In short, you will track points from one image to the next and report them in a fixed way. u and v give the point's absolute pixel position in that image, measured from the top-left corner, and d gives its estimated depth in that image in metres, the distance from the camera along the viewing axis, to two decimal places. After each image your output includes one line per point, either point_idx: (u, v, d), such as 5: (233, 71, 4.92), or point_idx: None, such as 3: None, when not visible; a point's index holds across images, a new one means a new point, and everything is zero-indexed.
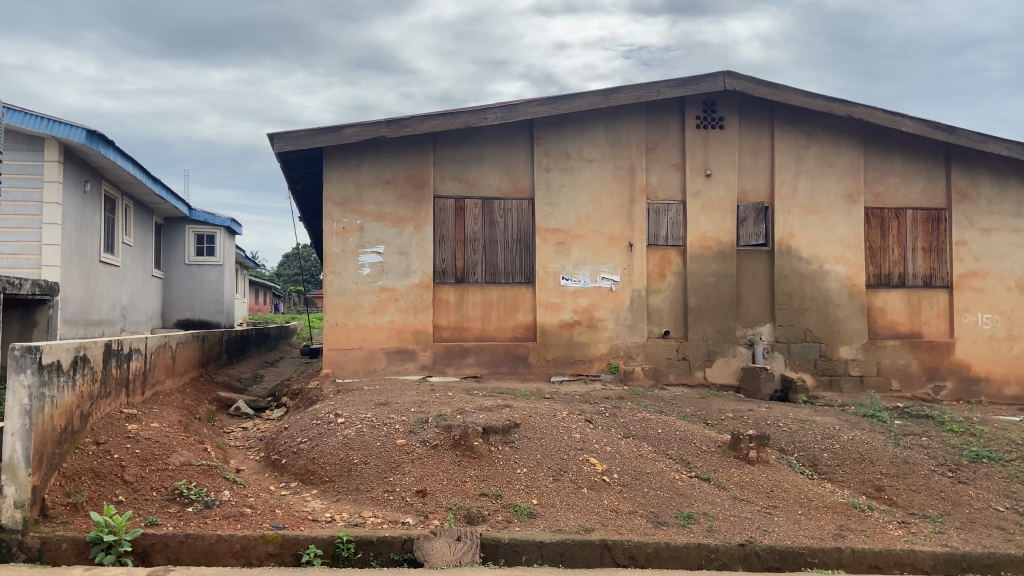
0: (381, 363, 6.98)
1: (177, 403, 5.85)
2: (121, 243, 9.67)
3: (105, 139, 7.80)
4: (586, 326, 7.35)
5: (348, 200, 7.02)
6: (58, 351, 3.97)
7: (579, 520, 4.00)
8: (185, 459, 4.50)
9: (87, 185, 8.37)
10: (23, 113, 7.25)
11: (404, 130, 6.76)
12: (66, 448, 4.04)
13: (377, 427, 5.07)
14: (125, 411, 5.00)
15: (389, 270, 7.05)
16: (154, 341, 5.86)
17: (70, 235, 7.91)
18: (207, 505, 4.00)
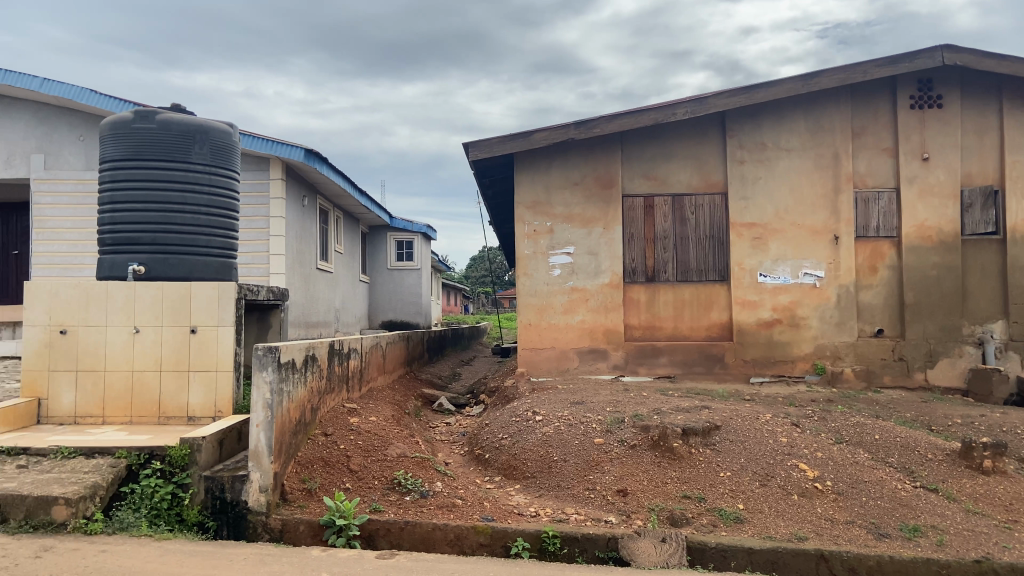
0: (573, 362, 7.08)
1: (389, 398, 6.29)
2: (333, 251, 10.55)
3: (321, 155, 8.54)
4: (787, 325, 7.01)
5: (538, 202, 7.20)
6: (293, 351, 4.41)
7: (791, 528, 3.84)
8: (401, 451, 4.83)
9: (305, 198, 9.22)
10: (252, 137, 8.16)
11: (593, 131, 6.81)
12: (300, 438, 4.49)
13: (574, 426, 5.15)
14: (346, 405, 5.45)
15: (579, 271, 7.13)
16: (367, 341, 6.34)
17: (293, 244, 8.74)
18: (423, 495, 4.28)
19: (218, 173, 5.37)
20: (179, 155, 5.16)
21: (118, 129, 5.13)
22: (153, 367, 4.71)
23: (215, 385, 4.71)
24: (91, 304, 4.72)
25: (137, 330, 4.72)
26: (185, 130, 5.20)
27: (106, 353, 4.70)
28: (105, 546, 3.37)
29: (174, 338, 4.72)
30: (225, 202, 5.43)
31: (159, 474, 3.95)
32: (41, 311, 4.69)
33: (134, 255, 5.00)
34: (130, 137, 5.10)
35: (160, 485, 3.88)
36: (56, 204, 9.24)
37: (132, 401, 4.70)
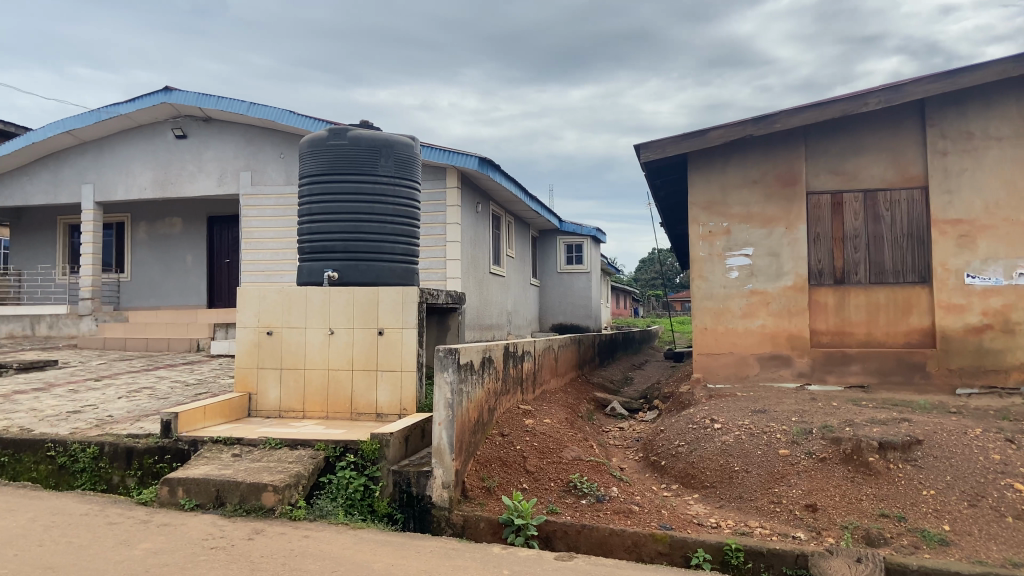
0: (753, 369, 6.79)
1: (562, 401, 6.36)
2: (506, 255, 10.82)
3: (494, 163, 8.78)
4: (1000, 332, 6.33)
5: (714, 203, 6.98)
6: (471, 352, 4.56)
7: (1006, 555, 3.45)
8: (576, 454, 4.86)
9: (479, 205, 9.54)
10: (431, 149, 8.55)
11: (772, 126, 6.51)
12: (479, 438, 4.64)
13: (756, 436, 4.93)
14: (522, 407, 5.57)
15: (759, 273, 6.83)
16: (540, 344, 6.44)
17: (468, 249, 9.06)
18: (599, 499, 4.27)
19: (402, 184, 5.68)
20: (367, 168, 5.51)
21: (315, 146, 5.56)
22: (345, 366, 5.05)
23: (401, 384, 4.97)
24: (292, 307, 5.14)
25: (331, 332, 5.08)
26: (373, 144, 5.54)
27: (305, 352, 5.10)
28: (307, 532, 3.65)
29: (364, 339, 5.04)
30: (409, 211, 5.73)
31: (353, 466, 4.21)
32: (251, 314, 5.17)
33: (328, 262, 5.39)
34: (325, 153, 5.51)
35: (353, 476, 4.14)
36: (261, 216, 10.17)
37: (328, 398, 5.06)
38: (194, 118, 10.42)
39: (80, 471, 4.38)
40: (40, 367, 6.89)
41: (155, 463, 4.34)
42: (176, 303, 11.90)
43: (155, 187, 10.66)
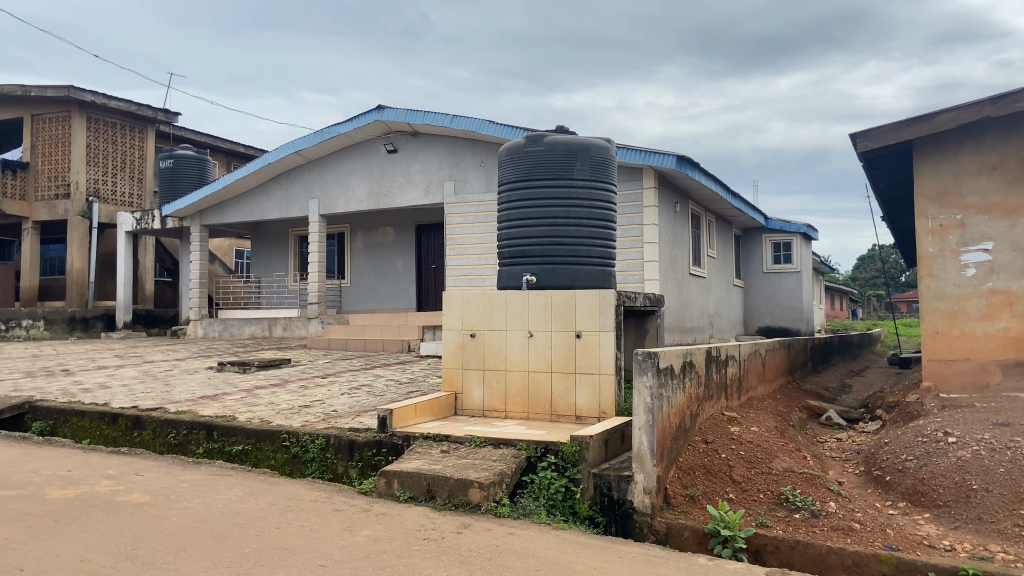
0: (995, 377, 6.01)
1: (771, 408, 6.03)
2: (706, 255, 10.49)
3: (692, 160, 8.52)
4: None
5: (945, 193, 6.30)
6: (671, 356, 4.43)
7: None
8: (787, 466, 4.57)
9: (677, 204, 9.33)
10: (627, 150, 8.49)
11: (1015, 105, 5.74)
12: (681, 444, 4.51)
13: (999, 451, 4.36)
14: (726, 413, 5.35)
15: (1001, 270, 6.05)
16: (746, 349, 6.14)
17: (666, 250, 8.88)
18: (814, 514, 3.98)
19: (599, 187, 5.68)
20: (563, 173, 5.57)
21: (513, 153, 5.71)
22: (545, 368, 5.12)
23: (600, 387, 4.95)
24: (493, 310, 5.31)
25: (531, 334, 5.17)
26: (569, 148, 5.59)
27: (507, 354, 5.24)
28: (512, 529, 3.74)
29: (562, 341, 5.08)
30: (605, 214, 5.70)
31: (554, 467, 4.25)
32: (456, 317, 5.41)
33: (527, 266, 5.50)
34: (523, 159, 5.64)
35: (554, 477, 4.18)
36: (463, 223, 10.63)
37: (528, 398, 5.17)
38: (404, 133, 11.13)
39: (310, 461, 4.80)
40: (277, 365, 7.67)
41: (374, 456, 4.66)
42: (390, 306, 12.77)
43: (370, 199, 11.51)
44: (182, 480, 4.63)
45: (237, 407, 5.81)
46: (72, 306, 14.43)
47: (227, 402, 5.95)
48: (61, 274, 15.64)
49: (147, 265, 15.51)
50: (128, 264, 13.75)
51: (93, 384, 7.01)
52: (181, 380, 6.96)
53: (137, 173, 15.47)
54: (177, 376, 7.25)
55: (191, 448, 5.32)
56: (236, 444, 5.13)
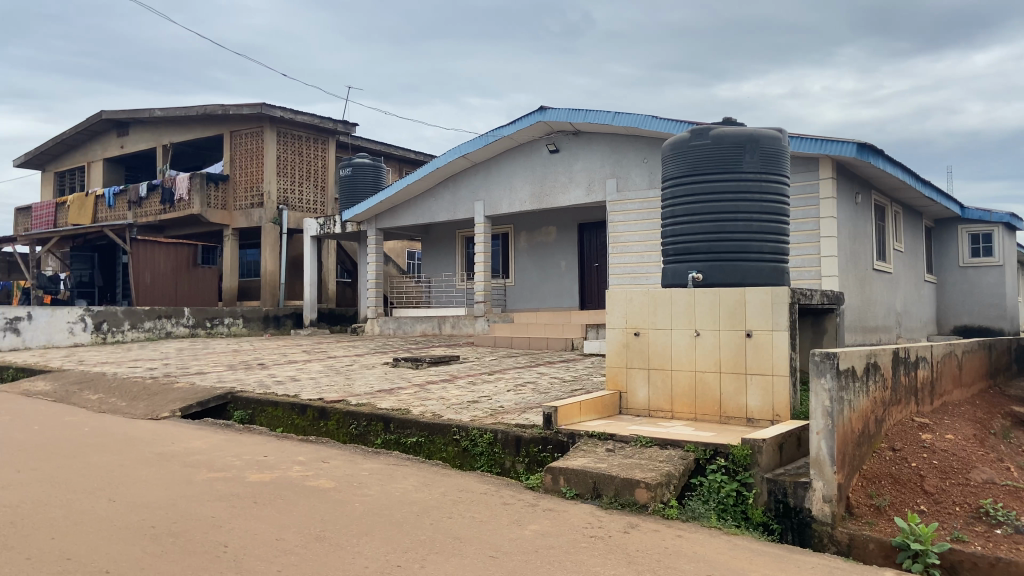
0: None
1: (969, 415, 5.49)
2: (892, 248, 9.73)
3: (875, 148, 7.91)
4: None
5: None
6: (852, 358, 4.14)
7: None
8: (988, 477, 4.13)
9: (858, 195, 8.74)
10: (802, 140, 8.04)
11: None
12: (865, 451, 4.22)
13: None
14: (916, 419, 4.94)
15: None
16: (939, 350, 5.63)
17: (846, 245, 8.34)
18: (1020, 531, 3.58)
19: (770, 180, 5.43)
20: (731, 166, 5.37)
21: (678, 148, 5.58)
22: (713, 368, 4.96)
23: (773, 389, 4.73)
24: (658, 308, 5.22)
25: (698, 333, 5.04)
26: (737, 140, 5.39)
27: (672, 353, 5.14)
28: (681, 532, 3.66)
29: (732, 341, 4.90)
30: (777, 207, 5.44)
31: (724, 470, 4.12)
32: (619, 315, 5.37)
33: (692, 263, 5.36)
34: (689, 154, 5.50)
35: (725, 481, 4.05)
36: (627, 220, 10.54)
37: (696, 399, 5.04)
38: (566, 132, 11.21)
39: (479, 455, 4.95)
40: (447, 361, 7.98)
41: (540, 452, 4.73)
42: (553, 304, 12.91)
43: (533, 199, 11.70)
44: (363, 468, 4.93)
45: (412, 400, 6.10)
46: (265, 305, 15.77)
47: (402, 396, 6.27)
48: (256, 276, 17.11)
49: (329, 267, 16.68)
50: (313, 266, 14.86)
51: (285, 377, 7.64)
52: (361, 374, 7.43)
53: (320, 182, 16.68)
54: (357, 370, 7.74)
55: (370, 439, 5.65)
56: (411, 436, 5.39)
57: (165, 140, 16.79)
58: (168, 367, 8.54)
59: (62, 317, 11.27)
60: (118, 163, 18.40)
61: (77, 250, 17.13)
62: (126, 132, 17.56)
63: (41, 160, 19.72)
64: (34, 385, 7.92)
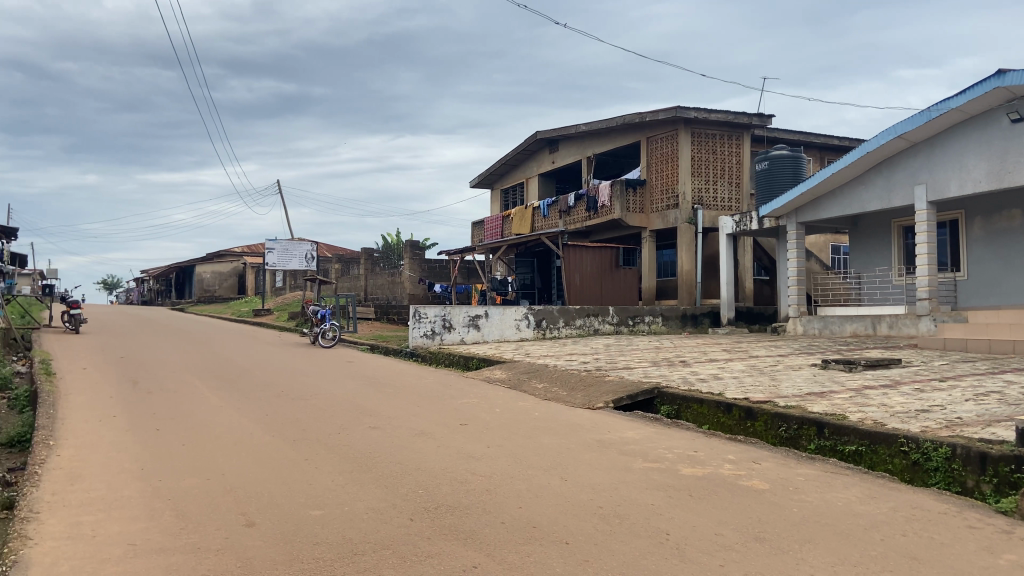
0: None
1: None
2: None
3: None
4: None
5: None
6: None
7: None
8: None
9: None
10: None
11: None
12: None
13: None
14: None
15: None
16: None
17: None
18: None
19: None
20: None
21: None
22: None
23: None
24: None
25: None
26: None
27: None
28: None
29: None
30: None
31: None
32: None
33: None
34: None
35: None
36: None
37: None
38: None
39: (934, 470, 4.37)
40: (886, 365, 7.25)
41: (1013, 473, 3.99)
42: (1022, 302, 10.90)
43: (991, 178, 10.06)
44: (799, 473, 4.74)
45: (848, 406, 5.66)
46: (683, 303, 16.37)
47: (837, 401, 5.87)
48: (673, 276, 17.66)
49: (746, 265, 16.48)
50: (732, 265, 14.80)
51: (708, 375, 7.74)
52: (788, 375, 7.12)
53: (736, 178, 16.58)
54: (783, 371, 7.44)
55: (803, 443, 5.38)
56: (849, 443, 5.01)
57: (589, 152, 18.27)
58: (599, 361, 9.27)
59: (511, 314, 12.83)
60: (549, 177, 20.53)
61: (521, 257, 19.52)
62: (557, 148, 19.54)
63: (490, 180, 23.01)
64: (494, 372, 9.26)
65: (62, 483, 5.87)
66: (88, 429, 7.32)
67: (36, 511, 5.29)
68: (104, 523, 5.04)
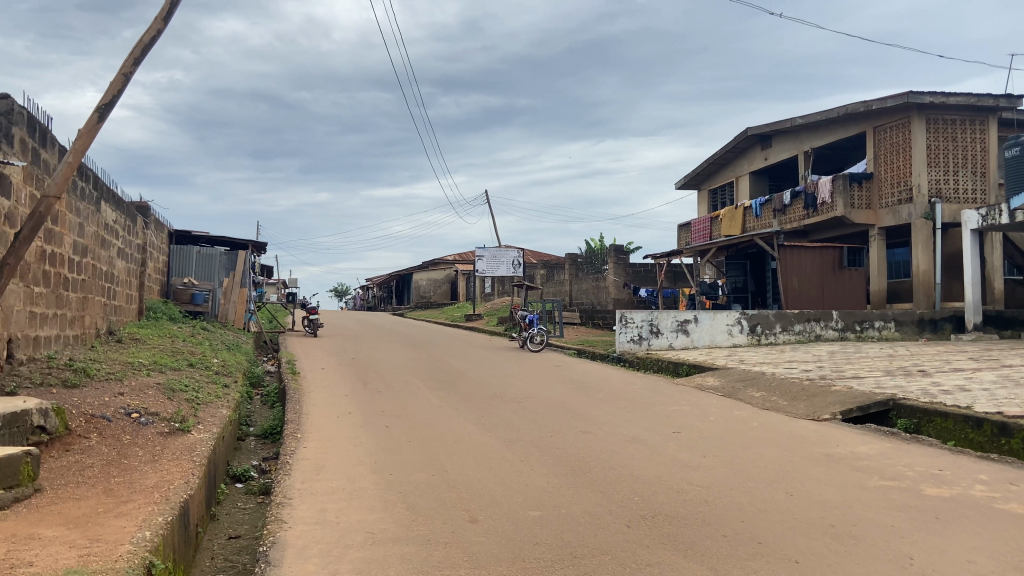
0: None
1: None
2: None
3: None
4: None
5: None
6: None
7: None
8: None
9: None
10: None
11: None
12: None
13: None
14: None
15: None
16: None
17: None
18: None
19: None
20: None
21: None
22: None
23: None
24: None
25: None
26: None
27: None
28: None
29: None
30: None
31: None
32: None
33: None
34: None
35: None
36: None
37: None
38: None
39: None
40: None
41: None
42: None
43: None
44: None
45: None
46: (920, 306, 14.91)
47: None
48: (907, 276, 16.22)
49: (995, 264, 14.71)
50: (977, 263, 13.26)
51: (954, 386, 6.97)
52: None
53: (980, 167, 14.87)
54: None
55: None
56: None
57: (806, 146, 17.21)
58: (823, 369, 8.69)
59: (723, 320, 12.42)
60: (761, 176, 19.63)
61: (732, 259, 18.79)
62: (769, 144, 18.62)
63: (698, 181, 22.45)
64: (706, 379, 9.00)
65: (309, 473, 6.50)
66: (328, 424, 8.05)
67: (289, 497, 5.89)
68: (345, 512, 5.50)
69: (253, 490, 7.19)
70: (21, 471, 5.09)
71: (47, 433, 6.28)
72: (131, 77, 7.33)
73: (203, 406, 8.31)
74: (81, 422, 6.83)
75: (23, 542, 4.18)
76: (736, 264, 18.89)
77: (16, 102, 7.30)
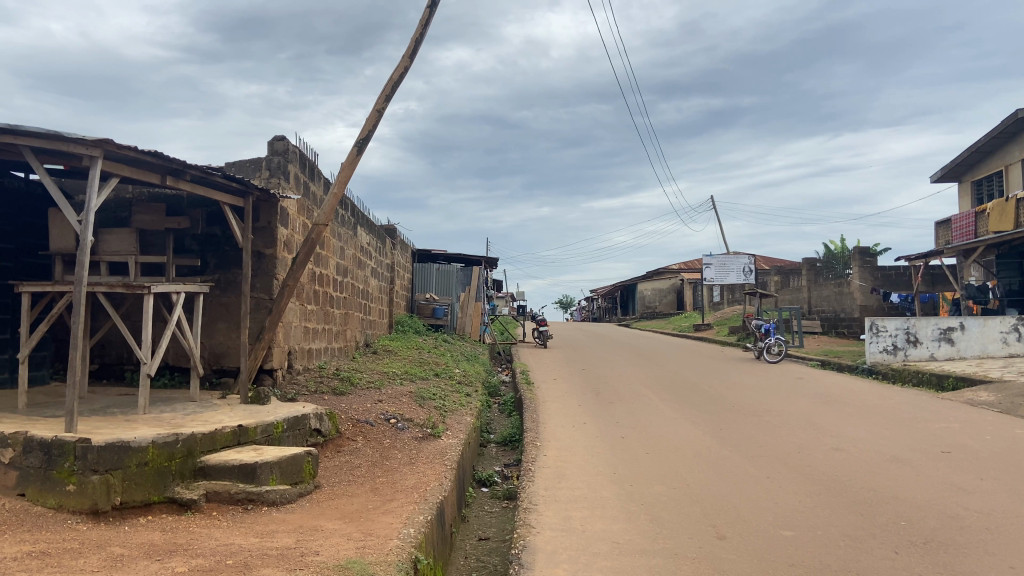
0: None
1: None
2: None
3: None
4: None
5: None
6: None
7: None
8: None
9: None
10: None
11: None
12: None
13: None
14: None
15: None
16: None
17: None
18: None
19: None
20: None
21: None
22: None
23: None
24: None
25: None
26: None
27: None
28: None
29: None
30: None
31: None
32: None
33: None
34: None
35: None
36: None
37: None
38: None
39: None
40: None
41: None
42: None
43: None
44: None
45: None
46: None
47: None
48: None
49: None
50: None
51: None
52: None
53: None
54: None
55: None
56: None
57: None
58: None
59: (995, 327, 11.09)
60: None
61: (1002, 257, 16.63)
62: None
63: (959, 171, 20.23)
64: (978, 394, 8.06)
65: (551, 480, 6.68)
66: (566, 433, 8.24)
67: (535, 503, 6.10)
68: (590, 520, 5.59)
69: (497, 495, 7.54)
70: (305, 469, 5.71)
71: (322, 435, 7.07)
72: (384, 112, 8.06)
73: (450, 413, 8.87)
74: (349, 426, 7.59)
75: (309, 532, 4.70)
76: (1009, 263, 16.65)
77: (290, 142, 8.28)
